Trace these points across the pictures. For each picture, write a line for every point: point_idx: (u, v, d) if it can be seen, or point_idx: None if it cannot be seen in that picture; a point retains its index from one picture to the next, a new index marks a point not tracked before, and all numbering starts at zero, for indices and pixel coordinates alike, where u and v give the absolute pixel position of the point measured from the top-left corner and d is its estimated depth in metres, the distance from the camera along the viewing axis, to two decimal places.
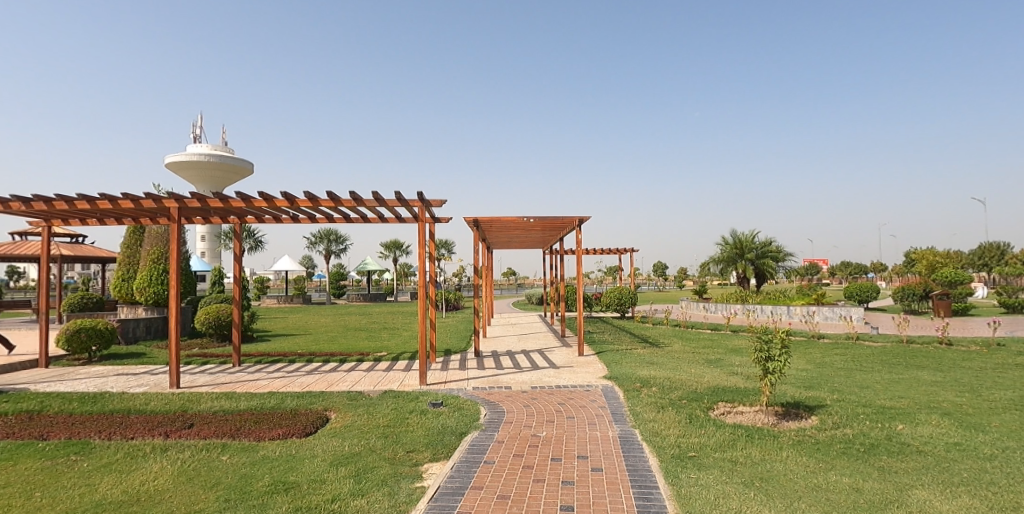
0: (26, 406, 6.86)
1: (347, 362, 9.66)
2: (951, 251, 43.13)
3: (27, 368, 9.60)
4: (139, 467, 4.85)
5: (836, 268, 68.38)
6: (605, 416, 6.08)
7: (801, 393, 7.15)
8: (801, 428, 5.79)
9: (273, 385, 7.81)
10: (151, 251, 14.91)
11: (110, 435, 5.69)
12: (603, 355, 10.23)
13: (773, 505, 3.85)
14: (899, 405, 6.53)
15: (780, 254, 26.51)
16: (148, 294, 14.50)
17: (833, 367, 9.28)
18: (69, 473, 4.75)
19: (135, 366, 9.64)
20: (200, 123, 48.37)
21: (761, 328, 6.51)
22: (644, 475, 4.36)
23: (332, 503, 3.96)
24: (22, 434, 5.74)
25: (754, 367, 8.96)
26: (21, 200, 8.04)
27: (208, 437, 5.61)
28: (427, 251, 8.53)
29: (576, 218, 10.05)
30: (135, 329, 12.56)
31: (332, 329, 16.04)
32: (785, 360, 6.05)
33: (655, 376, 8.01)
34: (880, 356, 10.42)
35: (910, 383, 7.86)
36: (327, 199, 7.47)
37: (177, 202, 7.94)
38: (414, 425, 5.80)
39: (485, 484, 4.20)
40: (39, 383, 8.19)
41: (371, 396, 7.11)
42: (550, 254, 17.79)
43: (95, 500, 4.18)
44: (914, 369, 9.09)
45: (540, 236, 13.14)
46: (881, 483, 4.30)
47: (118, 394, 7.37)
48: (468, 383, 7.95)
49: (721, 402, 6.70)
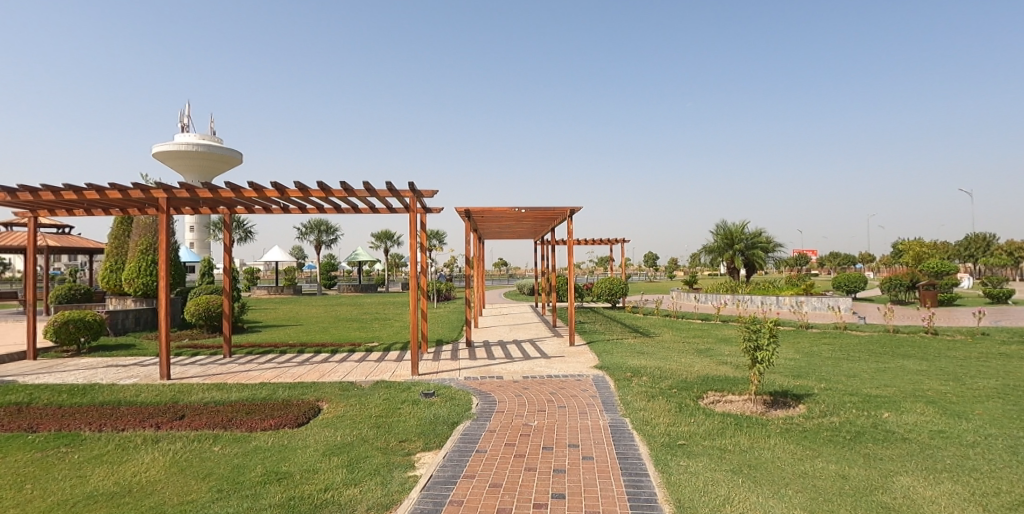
0: (14, 398, 6.82)
1: (339, 352, 9.68)
2: (940, 243, 43.52)
3: (15, 360, 9.53)
4: (132, 458, 4.84)
5: (826, 257, 68.94)
6: (596, 405, 6.13)
7: (789, 383, 7.23)
8: (789, 416, 5.89)
9: (265, 376, 7.80)
10: (140, 243, 14.76)
11: (101, 426, 5.68)
12: (594, 344, 10.30)
13: (762, 491, 3.93)
14: (885, 393, 6.65)
15: (771, 244, 26.65)
16: (137, 286, 14.36)
17: (820, 356, 9.42)
18: (60, 465, 4.73)
19: (125, 358, 9.58)
20: (188, 112, 48.71)
21: (749, 317, 6.57)
22: (634, 463, 4.42)
23: (325, 493, 3.99)
24: (11, 426, 5.70)
25: (743, 356, 9.04)
26: (6, 191, 7.91)
27: (200, 428, 5.61)
28: (419, 242, 8.52)
29: (567, 209, 10.06)
30: (124, 320, 12.51)
31: (322, 319, 16.04)
32: (773, 349, 6.13)
33: (646, 366, 8.08)
34: (867, 345, 10.57)
35: (896, 372, 7.99)
36: (317, 189, 7.42)
37: (167, 192, 7.85)
38: (406, 415, 5.83)
39: (477, 473, 4.23)
40: (27, 375, 8.14)
41: (363, 386, 7.12)
42: (542, 245, 17.74)
43: (86, 491, 4.18)
44: (900, 358, 9.23)
45: (531, 226, 13.15)
46: (867, 469, 4.38)
47: (107, 385, 7.33)
48: (459, 373, 7.97)
49: (710, 391, 6.78)
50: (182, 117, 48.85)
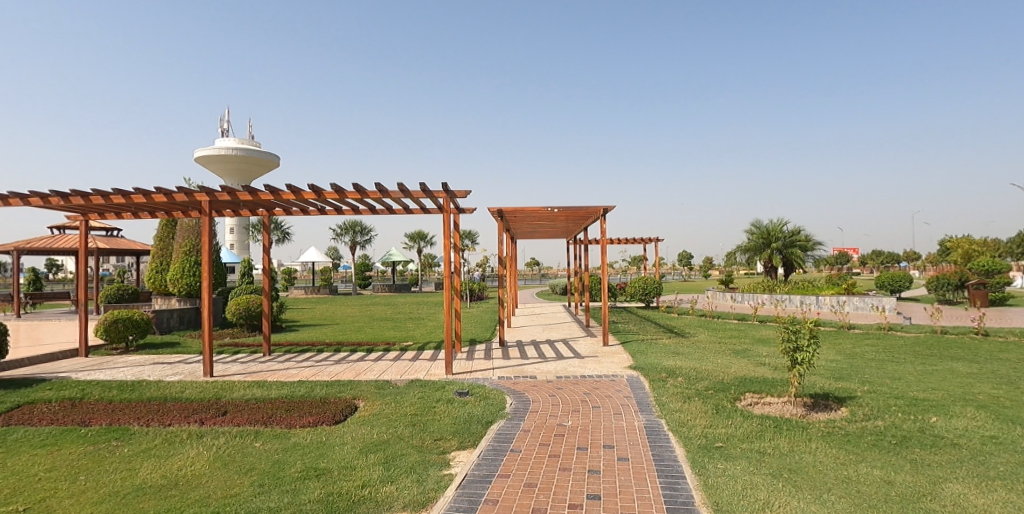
0: (69, 393, 7.15)
1: (374, 351, 9.83)
2: (991, 241, 41.64)
3: (68, 357, 9.97)
4: (178, 453, 5.03)
5: (868, 256, 66.58)
6: (631, 406, 6.07)
7: (830, 385, 7.03)
8: (831, 419, 5.72)
9: (303, 374, 7.98)
10: (184, 244, 15.27)
11: (149, 421, 5.90)
12: (628, 345, 10.19)
13: (803, 496, 3.83)
14: (933, 397, 6.38)
15: (811, 243, 25.91)
16: (181, 286, 14.89)
17: (863, 358, 9.12)
18: (111, 458, 4.94)
19: (170, 356, 9.94)
20: (227, 118, 50.41)
21: (789, 317, 6.40)
22: (671, 464, 4.37)
23: (363, 489, 4.06)
24: (66, 420, 5.99)
25: (782, 357, 8.82)
26: (60, 196, 8.31)
27: (242, 424, 5.79)
28: (452, 243, 8.58)
29: (600, 208, 10.00)
30: (169, 319, 12.98)
31: (357, 319, 16.31)
32: (814, 351, 5.96)
33: (681, 367, 7.96)
34: (914, 347, 10.17)
35: (945, 375, 7.66)
36: (353, 191, 7.56)
37: (209, 195, 8.10)
38: (441, 413, 5.89)
39: (511, 473, 4.24)
40: (80, 371, 8.52)
41: (398, 385, 7.23)
42: (574, 244, 17.67)
43: (136, 484, 4.35)
44: (949, 360, 8.86)
45: (564, 226, 13.10)
46: (913, 475, 4.22)
47: (154, 382, 7.62)
48: (493, 373, 8.00)
49: (748, 393, 6.63)
50: (221, 122, 50.37)
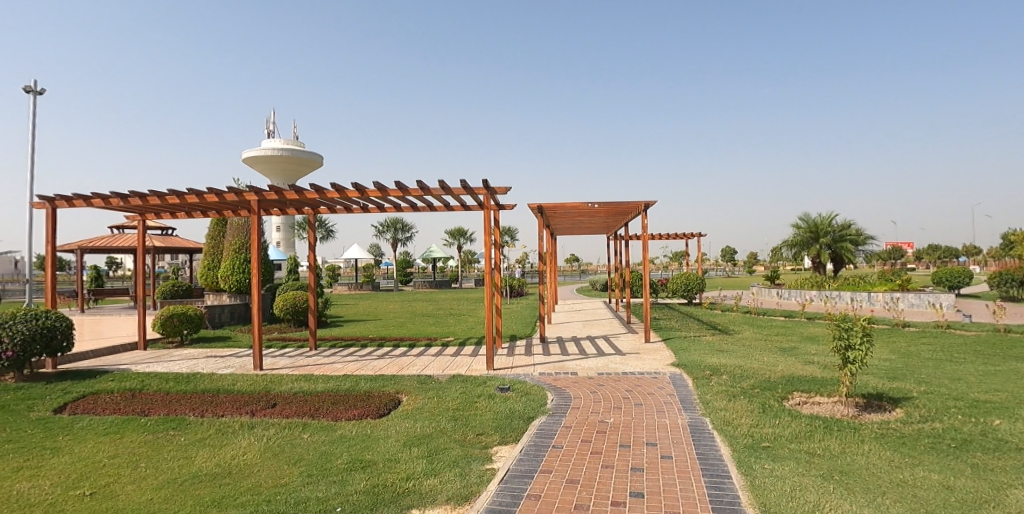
0: (129, 384, 7.54)
1: (416, 347, 9.99)
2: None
3: (128, 350, 10.50)
4: (231, 442, 5.24)
5: (925, 251, 63.59)
6: (674, 404, 5.97)
7: (884, 385, 6.75)
8: (885, 420, 5.50)
9: (348, 369, 8.18)
10: (233, 242, 15.84)
11: (203, 412, 6.17)
12: (669, 342, 10.04)
13: (855, 499, 3.70)
14: (997, 399, 6.05)
15: (862, 237, 24.92)
16: (231, 283, 15.47)
17: (919, 357, 8.72)
18: (169, 446, 5.19)
19: (222, 349, 10.34)
20: (274, 120, 52.10)
21: (840, 315, 6.17)
22: (715, 464, 4.28)
23: (407, 481, 4.14)
24: (127, 410, 6.32)
25: (832, 356, 8.52)
26: (120, 197, 8.75)
27: (291, 415, 5.98)
28: (492, 239, 8.62)
29: (640, 203, 9.86)
30: (221, 314, 13.51)
31: (398, 315, 16.58)
32: (867, 349, 5.73)
33: (726, 364, 7.79)
34: (975, 346, 9.66)
35: (1010, 376, 7.25)
36: (395, 189, 7.69)
37: (257, 195, 8.38)
38: (482, 408, 5.94)
39: (553, 468, 4.25)
40: (140, 363, 8.97)
41: (440, 379, 7.33)
42: (615, 239, 17.50)
43: (192, 471, 4.55)
44: (1014, 360, 8.38)
45: (604, 222, 12.98)
46: (974, 480, 4.02)
47: (207, 374, 7.95)
48: (534, 369, 8.01)
49: (796, 392, 6.44)
50: (267, 124, 51.97)
